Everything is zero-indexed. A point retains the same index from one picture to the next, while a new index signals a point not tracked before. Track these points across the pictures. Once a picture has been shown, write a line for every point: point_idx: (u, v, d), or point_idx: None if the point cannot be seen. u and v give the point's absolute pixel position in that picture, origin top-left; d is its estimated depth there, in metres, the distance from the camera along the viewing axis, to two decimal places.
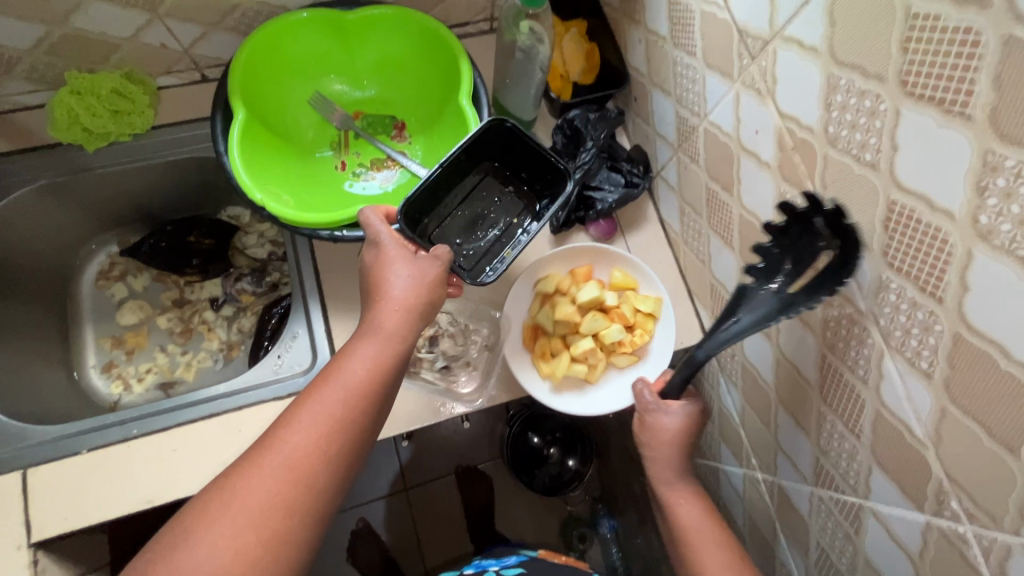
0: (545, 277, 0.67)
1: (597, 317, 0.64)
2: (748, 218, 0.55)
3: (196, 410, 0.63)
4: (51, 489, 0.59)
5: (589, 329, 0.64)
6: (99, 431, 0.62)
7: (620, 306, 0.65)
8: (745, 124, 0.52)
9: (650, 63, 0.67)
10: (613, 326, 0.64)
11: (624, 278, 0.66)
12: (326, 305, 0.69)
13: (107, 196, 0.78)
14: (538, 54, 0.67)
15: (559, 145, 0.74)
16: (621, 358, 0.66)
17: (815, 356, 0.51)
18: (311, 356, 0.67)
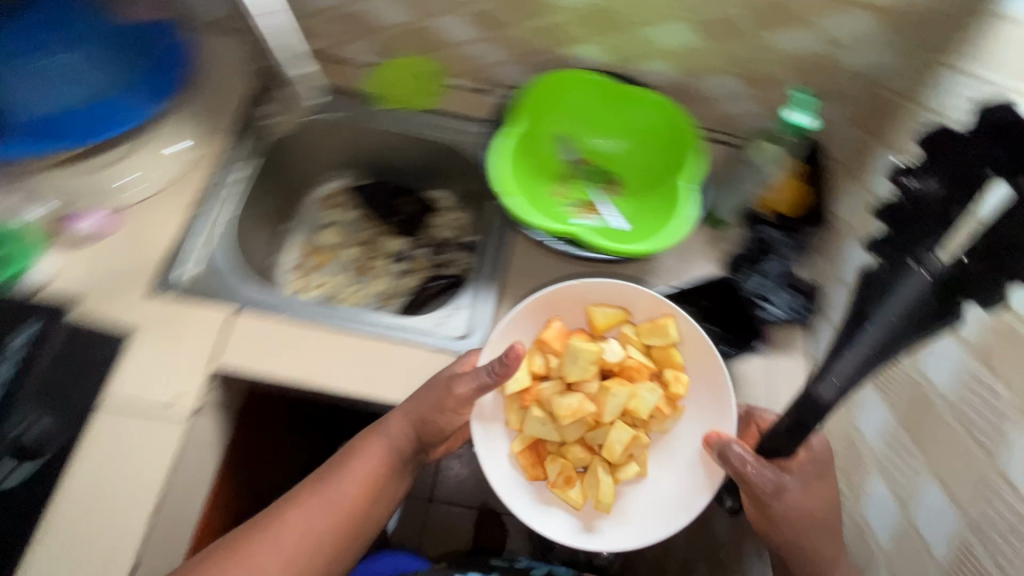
0: (508, 381, 0.66)
1: (617, 392, 0.65)
2: (916, 378, 0.59)
3: (363, 327, 0.74)
4: (249, 338, 0.72)
5: (603, 419, 0.66)
6: (292, 307, 0.76)
7: (630, 355, 0.69)
8: (940, 364, 0.56)
9: (859, 218, 0.74)
10: (641, 393, 0.66)
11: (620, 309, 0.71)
12: (501, 296, 0.79)
13: (365, 144, 0.96)
14: (765, 171, 0.80)
15: (745, 251, 0.79)
16: (654, 419, 0.68)
17: (954, 534, 0.52)
18: (467, 328, 0.76)
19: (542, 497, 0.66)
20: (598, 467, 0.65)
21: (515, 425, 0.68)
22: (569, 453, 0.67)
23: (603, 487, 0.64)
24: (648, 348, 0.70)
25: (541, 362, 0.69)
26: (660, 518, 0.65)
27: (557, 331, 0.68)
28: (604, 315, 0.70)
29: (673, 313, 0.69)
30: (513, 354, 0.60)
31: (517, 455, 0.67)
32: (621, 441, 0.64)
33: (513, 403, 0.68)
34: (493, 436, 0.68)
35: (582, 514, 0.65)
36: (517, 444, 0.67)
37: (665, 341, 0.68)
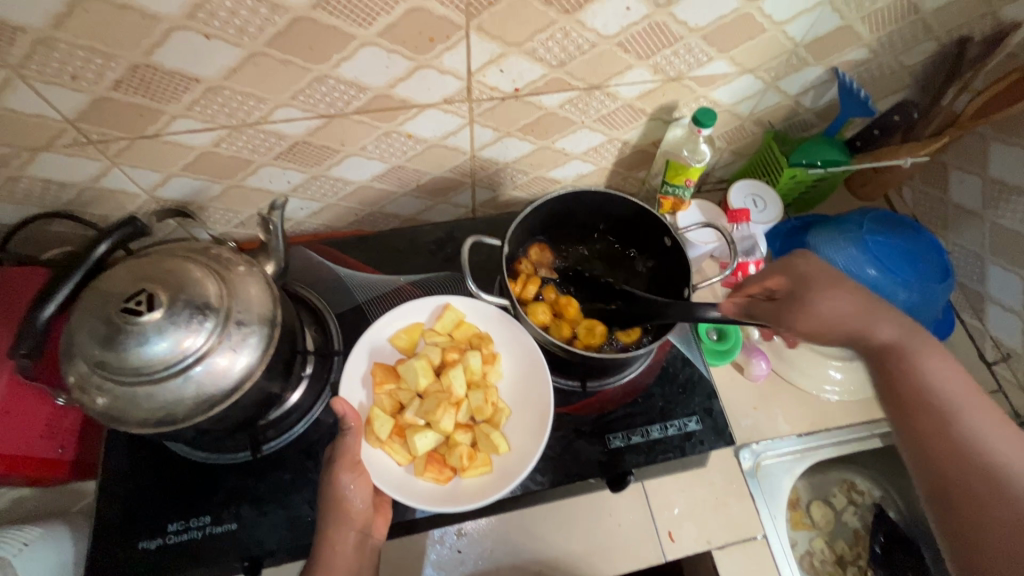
0: (374, 422, 0.60)
1: (450, 376, 0.62)
2: (765, 525, 0.76)
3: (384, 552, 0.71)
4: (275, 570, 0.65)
5: (456, 398, 0.62)
6: (262, 518, 0.61)
7: (452, 345, 0.66)
8: None
9: (862, 409, 0.86)
10: (468, 359, 0.63)
11: (452, 313, 0.67)
12: (550, 508, 0.74)
13: (377, 257, 0.80)
14: (806, 377, 0.85)
15: (764, 448, 0.82)
16: (492, 371, 0.65)
17: None
18: (500, 544, 0.72)
19: (460, 497, 0.59)
20: (480, 439, 0.62)
21: (405, 461, 0.61)
22: (457, 442, 0.61)
23: (487, 447, 0.61)
24: (453, 329, 0.68)
25: (390, 396, 0.62)
26: (534, 431, 0.63)
27: (380, 368, 0.63)
28: (404, 334, 0.66)
29: (447, 302, 0.69)
30: (348, 415, 0.57)
31: (426, 480, 0.60)
32: (483, 399, 0.62)
33: (391, 446, 0.61)
34: (398, 482, 0.60)
35: (498, 476, 0.61)
36: (403, 457, 0.61)
37: (457, 319, 0.68)
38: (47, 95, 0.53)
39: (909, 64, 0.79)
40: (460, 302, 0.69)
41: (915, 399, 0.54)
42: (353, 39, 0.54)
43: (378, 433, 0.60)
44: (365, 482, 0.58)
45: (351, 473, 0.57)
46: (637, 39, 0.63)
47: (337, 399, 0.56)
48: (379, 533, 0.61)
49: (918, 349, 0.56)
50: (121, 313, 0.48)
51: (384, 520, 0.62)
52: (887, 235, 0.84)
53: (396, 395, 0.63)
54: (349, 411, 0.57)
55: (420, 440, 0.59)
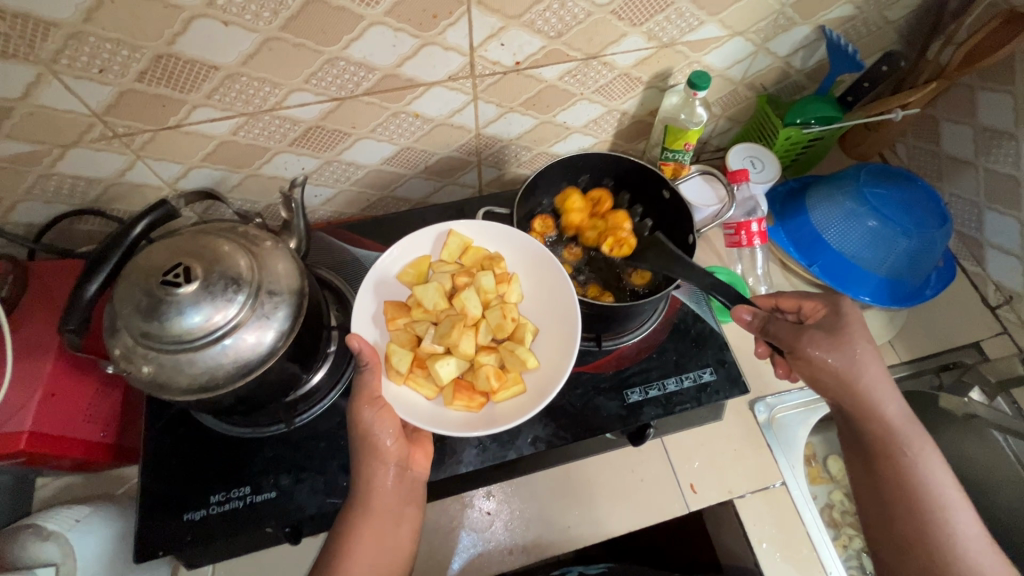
0: (393, 355, 0.62)
1: (467, 298, 0.64)
2: (784, 472, 0.78)
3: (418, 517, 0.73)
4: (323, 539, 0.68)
5: (474, 319, 0.65)
6: (302, 485, 0.64)
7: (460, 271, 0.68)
8: None
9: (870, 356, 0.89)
10: (481, 280, 0.66)
11: (459, 239, 0.70)
12: (574, 467, 0.77)
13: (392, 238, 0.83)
14: None
15: (778, 401, 0.83)
16: (508, 290, 0.68)
17: None
18: (529, 505, 0.75)
19: (495, 418, 0.61)
20: (506, 359, 0.64)
21: (432, 395, 0.63)
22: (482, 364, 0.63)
23: (515, 365, 0.63)
24: (460, 256, 0.70)
25: (405, 331, 0.65)
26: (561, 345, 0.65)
27: (391, 305, 0.65)
28: (410, 268, 0.68)
29: (449, 229, 0.71)
30: (364, 350, 0.58)
31: (456, 410, 0.61)
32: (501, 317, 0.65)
33: (414, 380, 0.63)
34: (426, 413, 0.61)
35: (531, 392, 0.63)
36: (429, 390, 0.63)
37: (462, 244, 0.70)
38: (76, 90, 0.56)
39: (894, 19, 0.82)
40: (462, 228, 0.71)
41: (894, 488, 0.61)
42: (361, 20, 0.57)
43: (399, 368, 0.61)
44: (389, 413, 0.59)
45: (371, 407, 0.58)
46: (630, 6, 0.65)
47: (351, 338, 0.57)
48: (421, 466, 0.62)
49: (915, 442, 0.60)
50: (161, 285, 0.51)
51: (422, 454, 0.63)
52: (885, 188, 0.85)
53: (413, 326, 0.65)
54: (365, 347, 0.58)
55: (445, 367, 0.61)
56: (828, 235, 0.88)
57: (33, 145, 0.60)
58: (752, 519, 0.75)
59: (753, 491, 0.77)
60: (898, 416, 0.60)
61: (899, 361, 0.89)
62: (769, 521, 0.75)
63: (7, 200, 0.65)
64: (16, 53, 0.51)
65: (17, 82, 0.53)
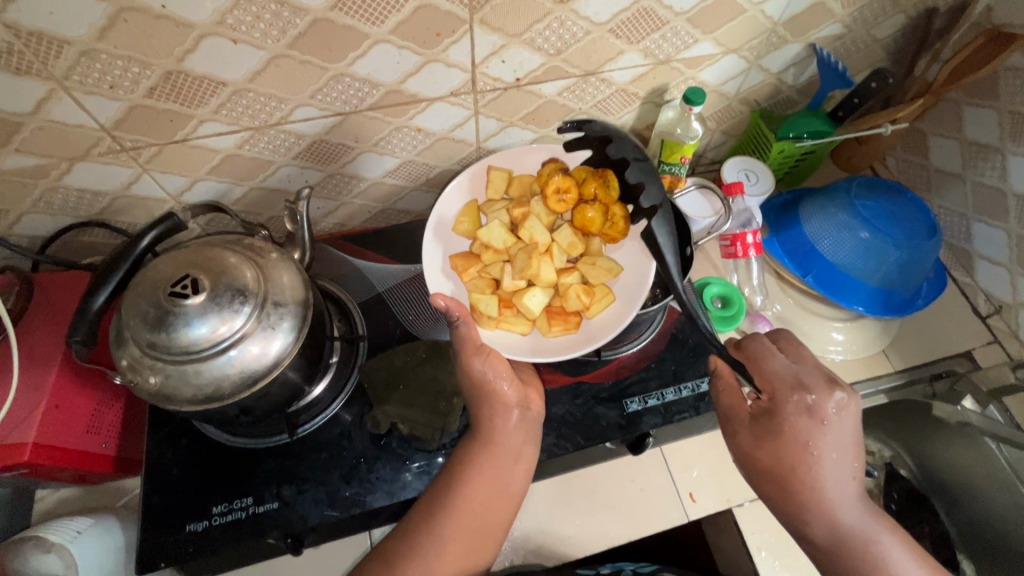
0: (480, 302, 0.69)
1: (532, 225, 0.69)
2: None
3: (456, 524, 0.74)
4: (323, 549, 0.68)
5: (545, 245, 0.70)
6: (305, 495, 0.64)
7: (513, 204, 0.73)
8: None
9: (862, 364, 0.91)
10: (537, 208, 0.70)
11: (500, 172, 0.74)
12: (574, 476, 0.77)
13: (394, 251, 0.84)
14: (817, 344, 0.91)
15: None
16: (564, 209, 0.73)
17: None
18: (529, 514, 0.75)
19: (594, 331, 0.70)
20: (589, 275, 0.71)
21: (527, 329, 0.70)
22: (566, 287, 0.70)
23: (600, 278, 0.71)
24: (506, 189, 0.75)
25: (481, 278, 0.72)
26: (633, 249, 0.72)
27: (462, 258, 0.72)
28: (464, 218, 0.74)
29: (487, 167, 0.75)
30: (451, 306, 0.62)
31: (557, 333, 0.69)
32: (571, 237, 0.70)
33: (506, 320, 0.70)
34: (527, 347, 0.69)
35: (620, 297, 0.71)
36: (523, 324, 0.70)
37: (506, 177, 0.74)
38: (86, 105, 0.57)
39: (881, 37, 0.84)
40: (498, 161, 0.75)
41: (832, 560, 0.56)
42: (366, 38, 0.59)
43: (490, 313, 0.69)
44: (497, 361, 0.62)
45: (479, 358, 0.61)
46: (627, 24, 0.67)
47: (437, 297, 0.61)
48: (538, 405, 0.63)
49: (881, 539, 0.55)
50: (168, 297, 0.51)
51: (536, 393, 0.64)
52: (877, 200, 0.87)
53: (491, 266, 0.72)
54: (450, 304, 0.62)
55: (535, 299, 0.69)
56: (822, 245, 0.89)
57: (41, 159, 0.61)
58: (751, 528, 0.76)
59: (750, 499, 0.77)
60: (850, 513, 0.56)
61: (893, 369, 0.92)
62: (767, 529, 0.76)
63: (13, 213, 0.66)
64: (28, 70, 0.52)
65: (27, 97, 0.54)
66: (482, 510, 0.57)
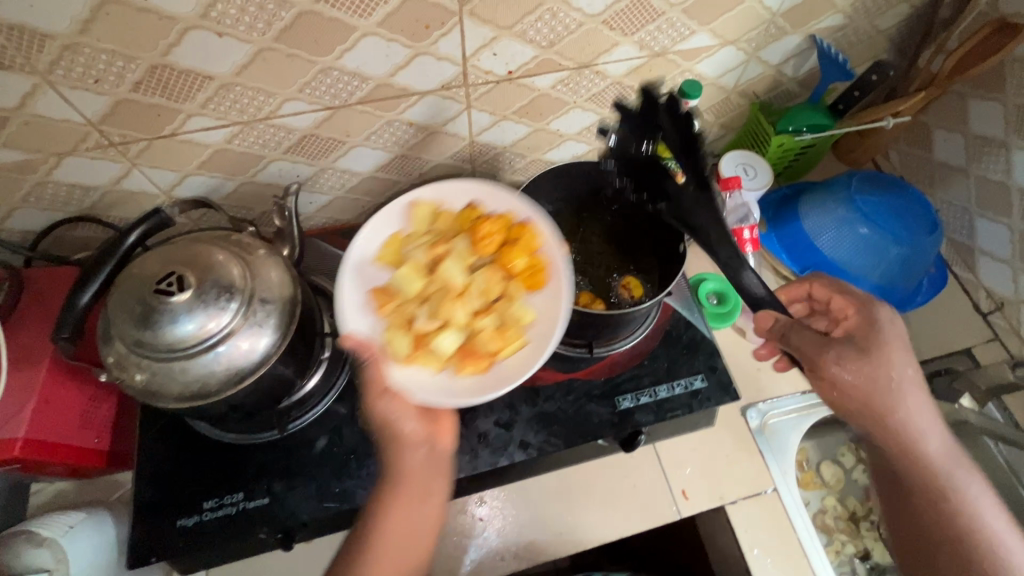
0: (392, 340, 0.60)
1: (448, 265, 0.62)
2: (775, 478, 0.79)
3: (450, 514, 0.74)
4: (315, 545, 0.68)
5: (460, 287, 0.62)
6: (296, 491, 0.64)
7: (437, 238, 0.65)
8: None
9: None
10: (456, 244, 0.64)
11: (425, 205, 0.67)
12: (567, 473, 0.77)
13: None
14: None
15: (769, 407, 0.84)
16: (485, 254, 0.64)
17: None
18: (522, 510, 0.75)
19: (504, 378, 0.61)
20: (501, 317, 0.63)
21: (439, 370, 0.61)
22: (479, 328, 0.61)
23: (513, 322, 0.62)
24: (431, 221, 0.67)
25: (396, 311, 0.62)
26: (553, 292, 0.64)
27: (378, 292, 0.63)
28: (387, 249, 0.66)
29: (413, 200, 0.68)
30: (359, 346, 0.57)
31: (465, 378, 0.61)
32: (487, 280, 0.62)
33: (420, 359, 0.61)
34: (440, 389, 0.60)
35: (535, 345, 0.62)
36: (433, 366, 0.61)
37: (431, 212, 0.67)
38: (72, 100, 0.56)
39: (884, 28, 0.82)
40: (426, 195, 0.68)
41: (919, 496, 0.62)
42: (354, 30, 0.58)
43: (400, 351, 0.60)
44: (405, 397, 0.57)
45: (383, 400, 0.57)
46: (621, 16, 0.66)
47: (345, 338, 0.58)
48: (446, 444, 0.60)
49: (950, 470, 0.61)
50: (153, 294, 0.51)
51: (448, 431, 0.60)
52: (879, 195, 0.86)
53: (404, 304, 0.63)
54: (360, 344, 0.58)
55: (444, 343, 0.60)
56: (821, 240, 0.88)
57: (29, 154, 0.61)
58: (744, 525, 0.76)
59: (743, 496, 0.77)
60: (936, 443, 0.61)
61: None
62: (760, 527, 0.76)
63: (3, 208, 0.65)
64: (11, 64, 0.51)
65: (12, 91, 0.54)
66: (398, 554, 0.56)
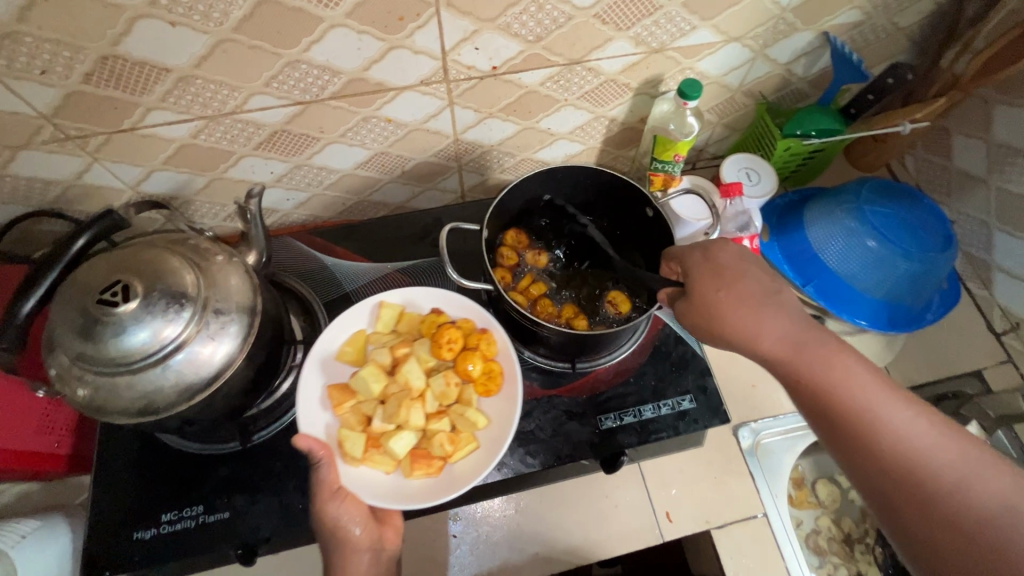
0: (346, 439, 0.60)
1: (407, 366, 0.62)
2: (765, 503, 0.75)
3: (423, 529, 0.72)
4: (279, 559, 0.66)
5: (419, 389, 0.63)
6: (258, 505, 0.62)
7: (397, 343, 0.65)
8: None
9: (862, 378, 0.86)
10: (410, 369, 0.62)
11: (386, 312, 0.66)
12: (546, 490, 0.74)
13: (368, 248, 0.80)
14: None
15: (763, 427, 0.80)
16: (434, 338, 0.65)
17: None
18: (497, 529, 0.72)
19: (456, 480, 0.60)
20: (457, 421, 0.62)
21: (392, 469, 0.60)
22: (434, 431, 0.61)
23: (469, 422, 0.62)
24: (395, 325, 0.67)
25: (354, 413, 0.62)
26: (506, 396, 0.63)
27: (336, 390, 0.62)
28: (348, 348, 0.65)
29: (380, 301, 0.67)
30: (314, 447, 0.56)
31: (416, 478, 0.60)
32: (444, 384, 0.63)
33: (372, 459, 0.60)
34: (389, 491, 0.59)
35: (486, 447, 0.61)
36: (387, 468, 0.60)
37: (396, 313, 0.67)
38: (20, 91, 0.53)
39: (905, 25, 0.76)
40: (393, 296, 0.68)
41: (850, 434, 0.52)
42: (320, 21, 0.54)
43: (353, 454, 0.59)
44: (354, 504, 0.57)
45: (335, 500, 0.56)
46: (615, 9, 0.61)
47: (300, 438, 0.55)
48: (394, 543, 0.58)
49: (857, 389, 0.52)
50: (98, 304, 0.48)
51: (395, 529, 0.59)
52: (893, 207, 0.80)
53: (363, 404, 0.62)
54: (315, 445, 0.56)
55: (400, 439, 0.60)
56: (828, 253, 0.83)
57: None
58: (729, 551, 0.72)
59: (730, 521, 0.74)
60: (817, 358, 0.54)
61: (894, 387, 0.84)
62: (746, 553, 0.72)
63: None
64: None
65: None
66: None
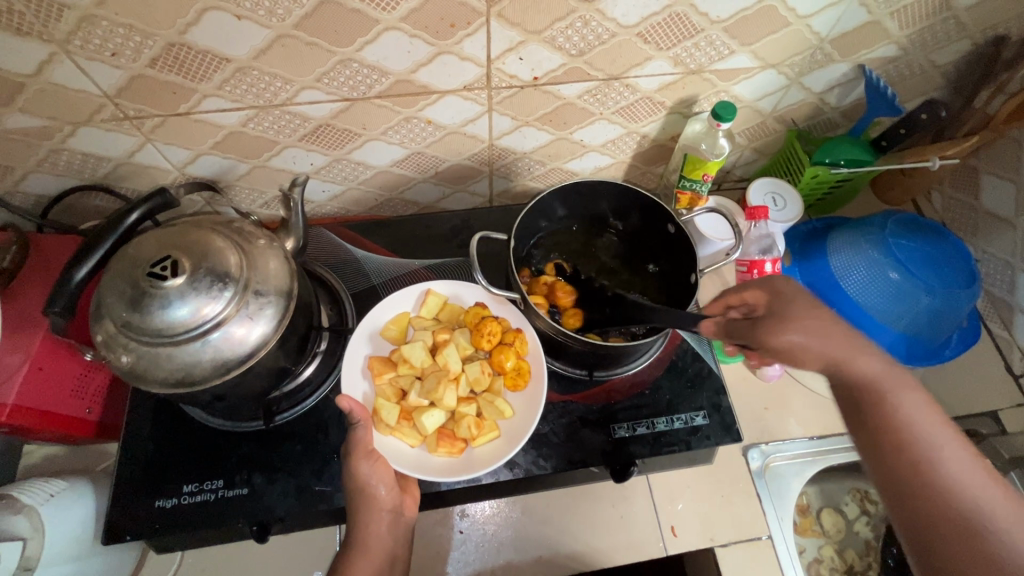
0: (383, 406, 0.62)
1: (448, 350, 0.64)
2: (771, 526, 0.75)
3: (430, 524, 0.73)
4: (290, 539, 0.67)
5: (455, 374, 0.64)
6: (276, 484, 0.63)
7: (440, 328, 0.68)
8: None
9: None
10: (449, 353, 0.64)
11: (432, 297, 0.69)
12: (554, 495, 0.75)
13: (396, 243, 0.82)
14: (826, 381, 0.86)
15: (772, 450, 0.80)
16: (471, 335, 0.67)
17: None
18: (503, 530, 0.73)
19: (473, 465, 0.61)
20: (485, 409, 0.64)
21: (417, 444, 0.62)
22: (462, 414, 0.62)
23: (494, 411, 0.63)
24: (438, 312, 0.70)
25: (391, 385, 0.64)
26: (531, 394, 0.65)
27: (377, 360, 0.64)
28: (394, 325, 0.68)
29: (428, 288, 0.71)
30: (355, 409, 0.58)
31: (439, 456, 0.62)
32: (479, 372, 0.64)
33: (401, 430, 0.62)
34: (412, 462, 0.61)
35: (508, 439, 0.63)
36: (413, 441, 0.62)
37: (441, 302, 0.70)
38: (89, 71, 0.56)
39: (941, 64, 0.77)
40: (441, 286, 0.71)
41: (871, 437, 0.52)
42: (376, 23, 0.56)
43: (388, 421, 0.61)
44: (384, 468, 0.59)
45: (367, 461, 0.58)
46: (658, 29, 0.63)
47: (343, 397, 0.57)
48: (410, 511, 0.61)
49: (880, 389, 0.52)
50: (147, 277, 0.50)
51: (413, 498, 0.62)
52: (914, 242, 0.81)
53: (402, 377, 0.64)
54: (355, 406, 0.58)
55: (429, 416, 0.61)
56: (849, 280, 0.83)
57: (44, 120, 0.61)
58: (732, 570, 0.72)
59: (735, 540, 0.74)
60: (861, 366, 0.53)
61: None
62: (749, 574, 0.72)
63: (17, 171, 0.66)
64: (30, 31, 0.51)
65: (30, 58, 0.54)
66: None
